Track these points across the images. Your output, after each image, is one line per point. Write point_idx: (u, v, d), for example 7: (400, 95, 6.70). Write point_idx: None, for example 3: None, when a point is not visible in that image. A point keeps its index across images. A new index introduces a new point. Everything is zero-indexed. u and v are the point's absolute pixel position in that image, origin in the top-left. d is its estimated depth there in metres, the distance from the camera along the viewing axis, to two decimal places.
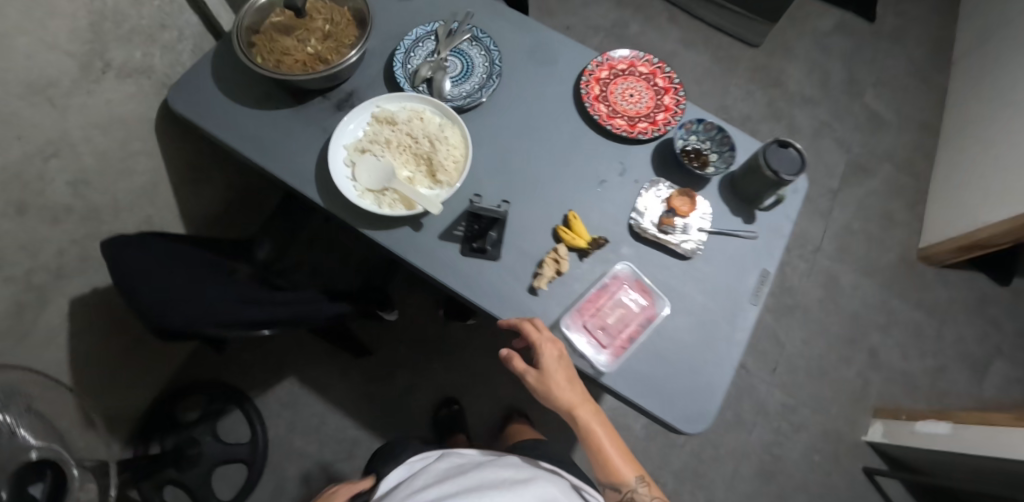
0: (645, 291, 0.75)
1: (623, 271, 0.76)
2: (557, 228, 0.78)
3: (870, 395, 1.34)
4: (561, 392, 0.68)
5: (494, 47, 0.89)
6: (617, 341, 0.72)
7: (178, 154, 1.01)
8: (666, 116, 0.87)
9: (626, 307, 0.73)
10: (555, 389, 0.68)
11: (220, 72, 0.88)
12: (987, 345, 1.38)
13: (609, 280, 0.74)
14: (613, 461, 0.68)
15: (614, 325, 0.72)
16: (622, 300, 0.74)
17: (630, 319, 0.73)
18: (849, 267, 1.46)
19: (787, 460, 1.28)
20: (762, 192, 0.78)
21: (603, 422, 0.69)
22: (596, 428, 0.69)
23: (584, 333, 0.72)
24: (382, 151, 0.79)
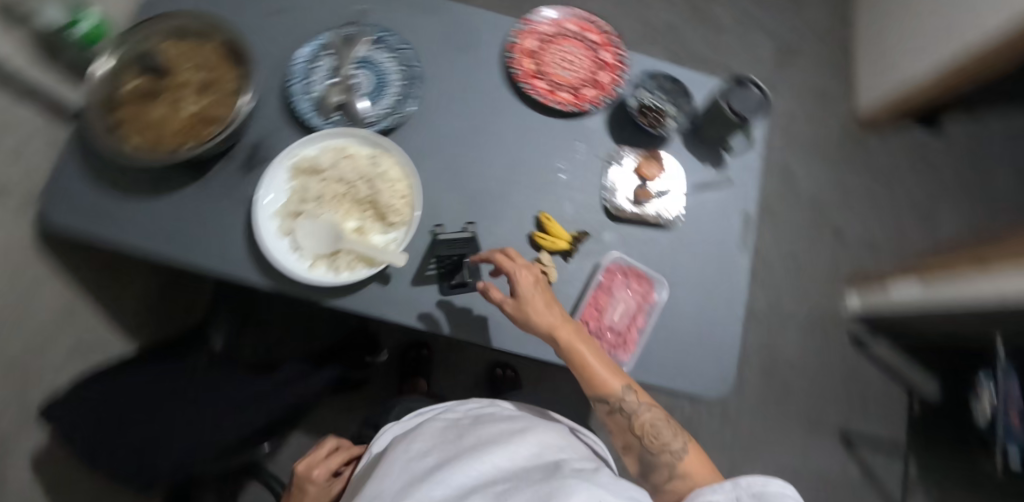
0: (642, 277, 0.73)
1: (613, 261, 0.73)
2: (533, 235, 0.72)
3: (842, 271, 1.42)
4: (538, 317, 0.63)
5: (403, 45, 0.77)
6: (626, 339, 0.72)
7: (85, 263, 0.86)
8: (611, 75, 0.80)
9: (627, 302, 0.72)
10: (533, 314, 0.63)
11: (89, 164, 0.72)
12: (933, 193, 1.46)
13: (602, 277, 0.72)
14: (601, 376, 0.64)
15: (618, 324, 0.72)
16: (621, 296, 0.72)
17: (633, 314, 0.72)
18: (800, 154, 1.48)
19: (784, 352, 1.36)
20: (727, 134, 0.77)
21: (588, 343, 0.64)
22: (580, 350, 0.63)
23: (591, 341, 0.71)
24: (317, 209, 0.70)
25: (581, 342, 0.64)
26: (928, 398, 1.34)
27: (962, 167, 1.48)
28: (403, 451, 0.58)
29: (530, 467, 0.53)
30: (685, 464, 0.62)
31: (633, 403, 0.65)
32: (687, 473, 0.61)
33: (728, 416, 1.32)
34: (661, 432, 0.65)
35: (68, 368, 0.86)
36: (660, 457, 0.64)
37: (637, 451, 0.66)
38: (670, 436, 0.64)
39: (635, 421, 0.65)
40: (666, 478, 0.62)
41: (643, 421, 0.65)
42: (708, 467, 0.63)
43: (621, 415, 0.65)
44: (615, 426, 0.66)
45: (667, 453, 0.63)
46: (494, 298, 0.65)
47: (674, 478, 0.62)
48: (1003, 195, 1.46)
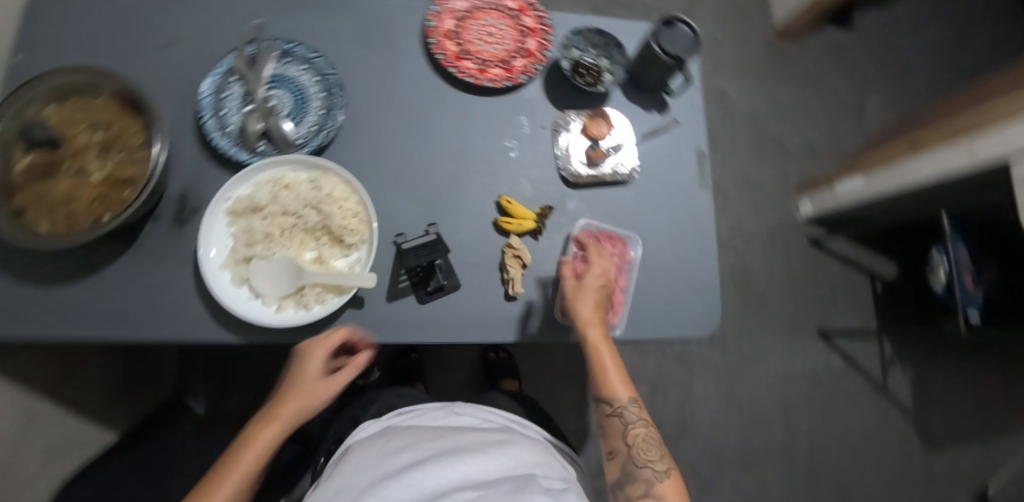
0: (614, 238, 0.73)
1: (584, 228, 0.73)
2: (498, 221, 0.70)
3: (790, 180, 1.47)
4: (584, 304, 0.66)
5: (313, 53, 0.71)
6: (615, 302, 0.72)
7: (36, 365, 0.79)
8: (537, 39, 0.77)
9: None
10: (582, 299, 0.66)
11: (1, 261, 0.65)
12: (856, 87, 1.53)
13: (578, 248, 0.71)
14: (612, 378, 0.67)
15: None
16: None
17: (615, 275, 0.72)
18: (730, 76, 1.49)
19: (753, 269, 1.42)
20: (666, 76, 0.76)
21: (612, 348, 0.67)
22: (601, 351, 0.66)
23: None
24: (268, 248, 0.66)
25: (605, 345, 0.66)
26: (887, 278, 1.45)
27: (877, 58, 1.55)
28: (379, 449, 0.61)
29: (502, 478, 0.55)
30: (663, 486, 0.63)
31: (630, 413, 0.67)
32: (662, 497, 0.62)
33: (716, 341, 1.38)
34: (650, 448, 0.66)
35: (44, 476, 0.80)
36: (641, 472, 0.64)
37: (620, 459, 0.66)
38: (660, 456, 0.65)
39: (629, 430, 0.67)
40: (640, 494, 0.63)
41: (635, 433, 0.66)
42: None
43: (616, 418, 0.67)
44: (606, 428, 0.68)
45: (648, 470, 0.64)
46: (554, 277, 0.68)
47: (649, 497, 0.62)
48: (917, 77, 1.55)
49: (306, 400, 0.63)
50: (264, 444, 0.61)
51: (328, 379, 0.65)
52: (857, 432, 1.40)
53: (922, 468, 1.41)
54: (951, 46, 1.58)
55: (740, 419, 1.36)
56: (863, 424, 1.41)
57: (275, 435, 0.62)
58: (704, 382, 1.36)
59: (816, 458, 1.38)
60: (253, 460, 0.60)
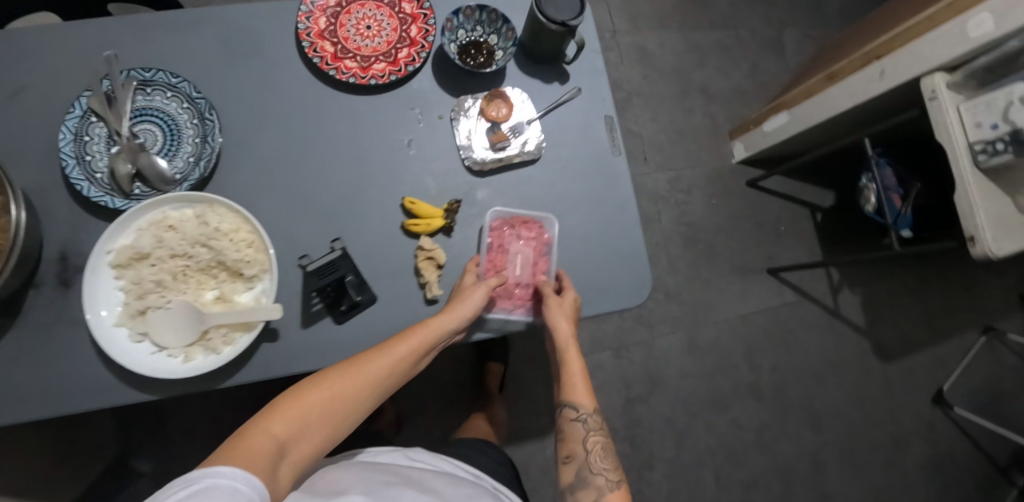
0: (531, 222, 0.71)
1: (496, 215, 0.70)
2: (405, 223, 0.68)
3: (721, 126, 1.48)
4: (562, 320, 0.68)
5: (176, 78, 0.66)
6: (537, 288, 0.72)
7: None
8: (419, 25, 0.73)
9: (524, 252, 0.72)
10: (558, 316, 0.68)
11: None
12: (772, 23, 1.52)
13: (489, 236, 0.70)
14: (580, 386, 0.72)
15: (527, 276, 0.72)
16: (516, 248, 0.71)
17: (535, 261, 0.72)
18: (647, 29, 1.46)
19: (697, 219, 1.43)
20: (559, 45, 0.73)
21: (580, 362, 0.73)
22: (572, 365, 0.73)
23: (507, 304, 0.72)
24: (163, 296, 0.62)
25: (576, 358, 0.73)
26: (825, 208, 1.48)
27: None
28: (346, 477, 0.61)
29: None
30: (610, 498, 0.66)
31: (588, 422, 0.71)
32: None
33: (671, 295, 1.40)
34: (605, 457, 0.70)
35: None
36: (591, 478, 0.68)
37: (574, 463, 0.70)
38: (614, 468, 0.69)
39: (587, 436, 0.70)
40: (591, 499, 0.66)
41: (593, 441, 0.70)
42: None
43: (578, 423, 0.71)
44: (564, 430, 0.72)
45: (598, 477, 0.68)
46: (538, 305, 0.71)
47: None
48: (829, 4, 1.56)
49: (469, 297, 0.65)
50: (421, 337, 0.62)
51: (478, 286, 0.66)
52: (816, 357, 1.45)
53: (881, 379, 1.48)
54: None
55: (705, 365, 1.39)
56: (822, 349, 1.46)
57: (432, 334, 0.62)
58: (665, 337, 1.38)
59: (782, 389, 1.42)
60: (403, 355, 0.61)
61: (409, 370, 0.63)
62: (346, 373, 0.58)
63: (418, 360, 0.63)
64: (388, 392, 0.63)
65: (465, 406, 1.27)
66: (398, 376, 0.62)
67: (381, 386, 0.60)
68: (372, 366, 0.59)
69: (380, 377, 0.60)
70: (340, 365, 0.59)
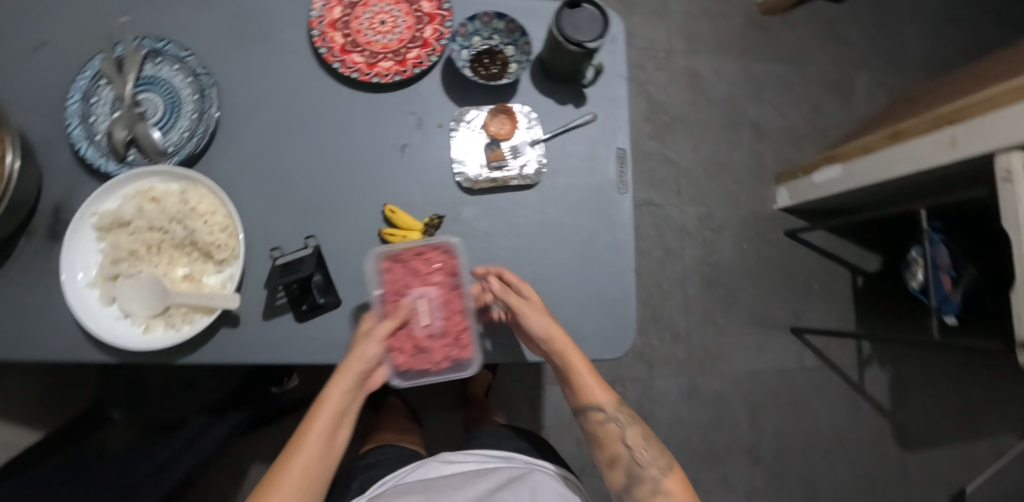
0: (426, 250, 0.65)
1: (380, 258, 0.63)
2: (383, 232, 0.65)
3: (767, 167, 1.37)
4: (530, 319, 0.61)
5: (184, 52, 0.66)
6: (459, 333, 0.65)
7: None
8: (434, 27, 0.69)
9: (427, 294, 0.65)
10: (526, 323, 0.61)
11: None
12: (843, 64, 1.39)
13: (378, 291, 0.63)
14: (590, 388, 0.67)
15: (441, 323, 0.65)
16: (416, 295, 0.64)
17: (443, 302, 0.65)
18: (704, 53, 1.36)
19: (722, 262, 1.34)
20: (576, 66, 0.68)
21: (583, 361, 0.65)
22: (577, 365, 0.64)
23: (427, 362, 0.65)
24: (136, 265, 0.63)
25: (579, 357, 0.65)
26: (869, 273, 1.36)
27: (870, 31, 1.40)
28: None
29: None
30: (666, 483, 0.66)
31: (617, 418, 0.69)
32: (669, 492, 0.65)
33: (680, 337, 1.31)
34: (645, 447, 0.69)
35: None
36: (642, 473, 0.67)
37: (619, 464, 0.69)
38: (656, 455, 0.69)
39: (623, 433, 0.69)
40: (649, 493, 0.66)
41: (630, 435, 0.69)
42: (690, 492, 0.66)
43: (609, 423, 0.69)
44: (598, 434, 0.70)
45: (650, 467, 0.68)
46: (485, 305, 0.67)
47: (657, 495, 0.65)
48: (914, 52, 1.40)
49: (355, 352, 0.60)
50: (325, 413, 0.62)
51: (368, 337, 0.61)
52: (827, 430, 1.34)
53: (897, 468, 1.34)
54: (955, 17, 1.42)
55: (703, 416, 1.30)
56: (835, 423, 1.34)
57: (336, 404, 0.62)
58: (665, 380, 1.30)
59: (783, 457, 1.32)
60: (317, 435, 0.61)
61: (338, 440, 0.64)
62: (276, 482, 0.60)
63: (339, 428, 0.64)
64: (333, 468, 0.64)
65: (445, 410, 1.25)
66: (329, 451, 0.63)
67: (326, 453, 0.62)
68: (289, 468, 0.60)
69: (306, 465, 0.61)
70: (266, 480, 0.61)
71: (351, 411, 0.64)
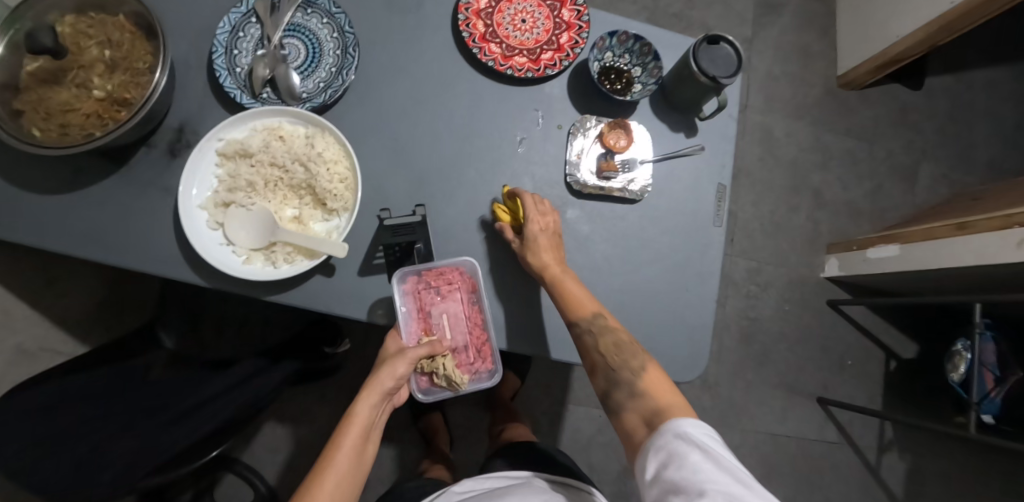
0: (447, 270, 0.66)
1: (405, 278, 0.64)
2: (495, 207, 0.67)
3: (821, 235, 1.39)
4: (540, 252, 0.63)
5: (336, 8, 0.69)
6: (480, 346, 0.67)
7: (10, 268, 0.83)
8: (571, 35, 0.72)
9: (448, 309, 0.66)
10: (533, 251, 0.63)
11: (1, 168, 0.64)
12: (911, 151, 1.42)
13: (404, 305, 0.64)
14: (579, 297, 0.62)
15: (462, 338, 0.66)
16: (439, 309, 0.66)
17: (466, 317, 0.67)
18: (779, 114, 1.39)
19: (762, 318, 1.34)
20: (699, 99, 0.70)
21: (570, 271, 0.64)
22: (566, 281, 0.62)
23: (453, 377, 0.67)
24: (249, 198, 0.64)
25: (557, 267, 0.63)
26: (903, 358, 1.36)
27: (941, 125, 1.44)
28: None
29: None
30: (645, 384, 0.60)
31: (597, 324, 0.62)
32: (650, 394, 0.59)
33: (708, 384, 1.31)
34: (624, 350, 0.61)
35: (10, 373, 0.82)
36: (621, 378, 0.61)
37: (599, 373, 0.63)
38: (633, 357, 0.61)
39: (599, 344, 0.62)
40: (628, 397, 0.60)
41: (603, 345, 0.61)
42: (674, 392, 0.59)
43: (586, 337, 0.62)
44: (580, 348, 0.64)
45: (631, 371, 0.60)
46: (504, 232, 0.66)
47: (636, 398, 0.59)
48: (981, 152, 1.43)
49: (386, 370, 0.62)
50: (354, 428, 0.61)
51: (400, 356, 0.62)
52: None
53: None
54: None
55: None
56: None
57: (365, 420, 0.61)
58: None
59: None
60: (346, 451, 0.59)
61: (366, 457, 0.62)
62: None
63: (366, 444, 0.62)
64: (359, 489, 0.61)
65: (466, 406, 1.24)
66: (357, 468, 0.60)
67: (349, 490, 0.59)
68: (317, 491, 0.56)
69: (337, 485, 0.58)
70: None
71: (376, 428, 0.64)
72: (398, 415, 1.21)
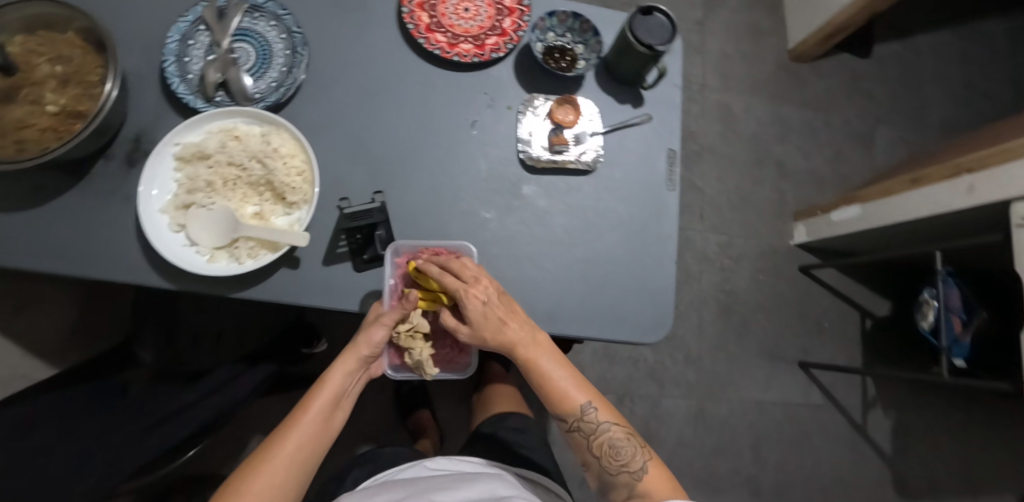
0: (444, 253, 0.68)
1: (400, 252, 0.68)
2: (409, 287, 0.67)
3: (787, 204, 1.42)
4: (502, 338, 0.64)
5: (282, 10, 0.71)
6: (459, 338, 0.74)
7: None
8: (513, 19, 0.75)
9: None
10: (493, 334, 0.64)
11: None
12: (865, 117, 1.47)
13: (394, 283, 0.67)
14: (563, 390, 0.68)
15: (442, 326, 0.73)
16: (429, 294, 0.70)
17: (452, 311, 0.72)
18: (737, 91, 1.43)
19: (738, 290, 1.37)
20: (640, 69, 0.73)
21: (551, 355, 0.67)
22: (539, 364, 0.66)
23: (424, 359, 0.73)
24: (209, 198, 0.65)
25: (538, 358, 0.66)
26: (878, 316, 1.40)
27: (891, 90, 1.49)
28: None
29: None
30: (644, 484, 0.66)
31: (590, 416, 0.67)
32: (646, 492, 0.65)
33: (691, 359, 1.33)
34: (620, 452, 0.67)
35: None
36: (618, 478, 0.67)
37: (594, 471, 0.69)
38: (630, 457, 0.67)
39: (592, 441, 0.68)
40: (626, 497, 0.66)
41: (597, 446, 0.68)
42: (669, 482, 0.66)
43: (577, 434, 0.68)
44: (572, 442, 0.70)
45: (626, 472, 0.66)
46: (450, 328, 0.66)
47: (634, 496, 0.66)
48: (932, 114, 1.49)
49: (364, 336, 0.66)
50: (325, 393, 0.67)
51: (375, 321, 0.66)
52: (828, 470, 1.34)
53: None
54: (973, 85, 1.51)
55: (708, 441, 1.31)
56: (836, 463, 1.35)
57: (337, 384, 0.67)
58: (674, 400, 1.31)
59: (782, 493, 1.31)
60: (312, 417, 0.65)
61: (335, 422, 0.68)
62: (262, 467, 0.60)
63: (336, 411, 0.68)
64: (322, 454, 0.66)
65: (455, 402, 1.25)
66: (321, 436, 0.66)
67: (314, 452, 0.65)
68: (281, 449, 0.62)
69: (298, 445, 0.63)
70: (252, 461, 0.62)
71: (348, 395, 0.70)
72: (387, 416, 1.21)
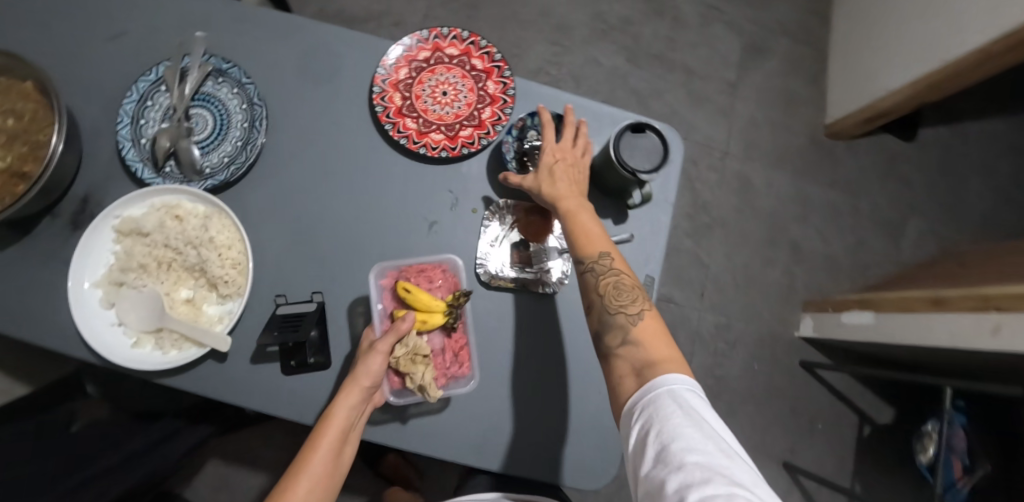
0: (429, 268, 0.63)
1: (385, 273, 0.63)
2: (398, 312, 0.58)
3: (797, 290, 1.32)
4: (555, 183, 0.61)
5: (246, 79, 0.66)
6: (458, 350, 0.62)
7: None
8: (494, 110, 0.68)
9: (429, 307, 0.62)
10: (548, 179, 0.61)
11: None
12: (898, 206, 1.34)
13: (381, 305, 0.61)
14: (585, 232, 0.59)
15: (440, 340, 0.61)
16: None
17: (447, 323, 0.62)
18: (760, 162, 1.33)
19: (728, 377, 1.28)
20: (624, 187, 0.65)
21: (590, 213, 0.60)
22: (575, 216, 0.59)
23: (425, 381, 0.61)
24: (141, 279, 0.62)
25: (581, 210, 0.60)
26: (878, 424, 1.29)
27: (933, 178, 1.35)
28: None
29: None
30: (638, 331, 0.55)
31: (605, 265, 0.57)
32: (641, 342, 0.54)
33: None
34: (622, 294, 0.56)
35: None
36: (615, 321, 0.56)
37: (595, 313, 0.58)
38: (632, 301, 0.56)
39: (600, 282, 0.57)
40: (619, 342, 0.55)
41: (604, 286, 0.57)
42: (665, 338, 0.54)
43: (588, 276, 0.58)
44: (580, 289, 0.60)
45: (624, 315, 0.56)
46: (511, 183, 0.63)
47: (628, 346, 0.54)
48: (972, 209, 1.34)
49: (364, 368, 0.56)
50: (331, 430, 0.56)
51: (372, 351, 0.57)
52: None
53: None
54: None
55: None
56: None
57: (343, 422, 0.56)
58: None
59: None
60: (320, 457, 0.56)
61: (343, 457, 0.58)
62: None
63: (344, 444, 0.58)
64: (336, 488, 0.59)
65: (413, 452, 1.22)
66: (333, 470, 0.58)
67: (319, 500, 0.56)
68: None
69: (309, 487, 0.56)
70: None
71: (356, 428, 0.59)
72: None
